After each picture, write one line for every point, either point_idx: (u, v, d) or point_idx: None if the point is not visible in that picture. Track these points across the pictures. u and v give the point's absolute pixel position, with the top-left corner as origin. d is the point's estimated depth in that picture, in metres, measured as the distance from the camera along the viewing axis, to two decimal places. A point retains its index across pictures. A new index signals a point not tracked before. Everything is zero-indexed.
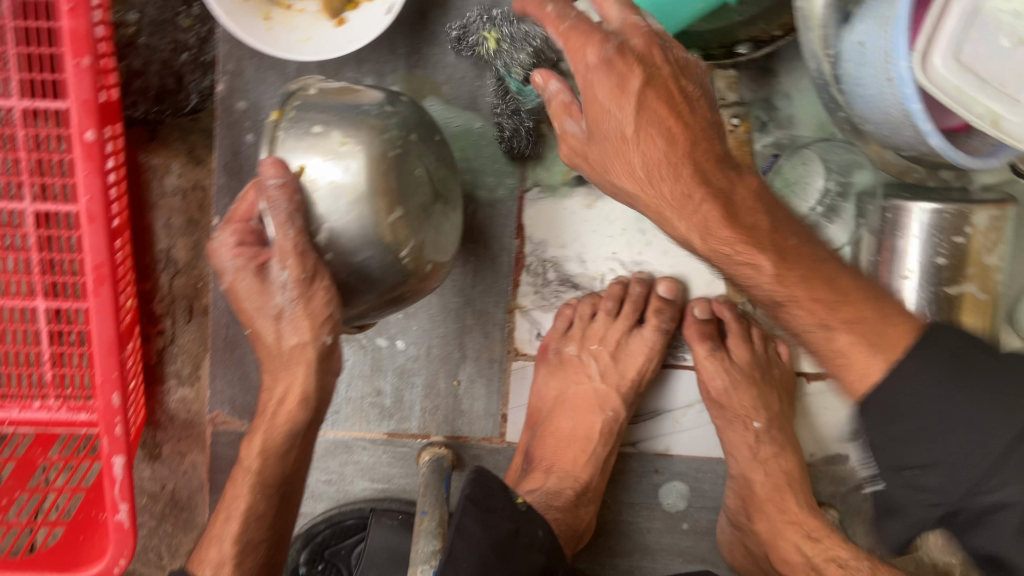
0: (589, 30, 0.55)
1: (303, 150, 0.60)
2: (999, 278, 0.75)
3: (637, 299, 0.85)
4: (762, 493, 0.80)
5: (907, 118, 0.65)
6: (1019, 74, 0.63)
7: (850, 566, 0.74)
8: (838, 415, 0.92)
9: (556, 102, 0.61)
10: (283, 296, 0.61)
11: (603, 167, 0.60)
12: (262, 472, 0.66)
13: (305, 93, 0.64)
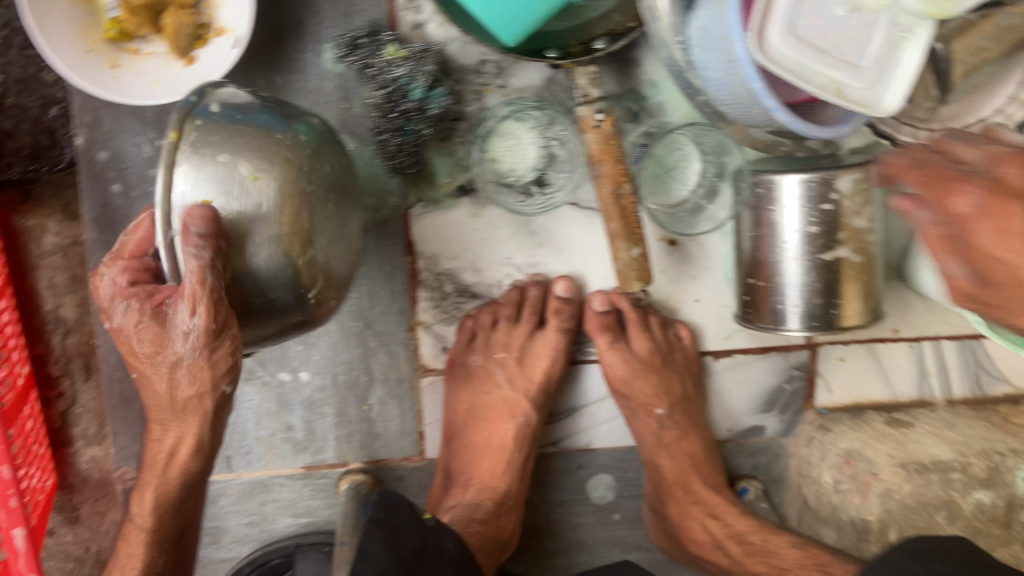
0: (954, 176, 0.52)
1: (207, 177, 0.57)
2: (871, 238, 0.78)
3: (534, 301, 0.86)
4: (670, 477, 0.87)
5: (752, 97, 0.66)
6: (855, 40, 0.66)
7: (748, 542, 0.81)
8: (748, 388, 0.94)
9: (935, 239, 0.53)
10: (184, 346, 0.61)
11: (1007, 314, 0.51)
12: (156, 528, 0.70)
13: (209, 110, 0.61)
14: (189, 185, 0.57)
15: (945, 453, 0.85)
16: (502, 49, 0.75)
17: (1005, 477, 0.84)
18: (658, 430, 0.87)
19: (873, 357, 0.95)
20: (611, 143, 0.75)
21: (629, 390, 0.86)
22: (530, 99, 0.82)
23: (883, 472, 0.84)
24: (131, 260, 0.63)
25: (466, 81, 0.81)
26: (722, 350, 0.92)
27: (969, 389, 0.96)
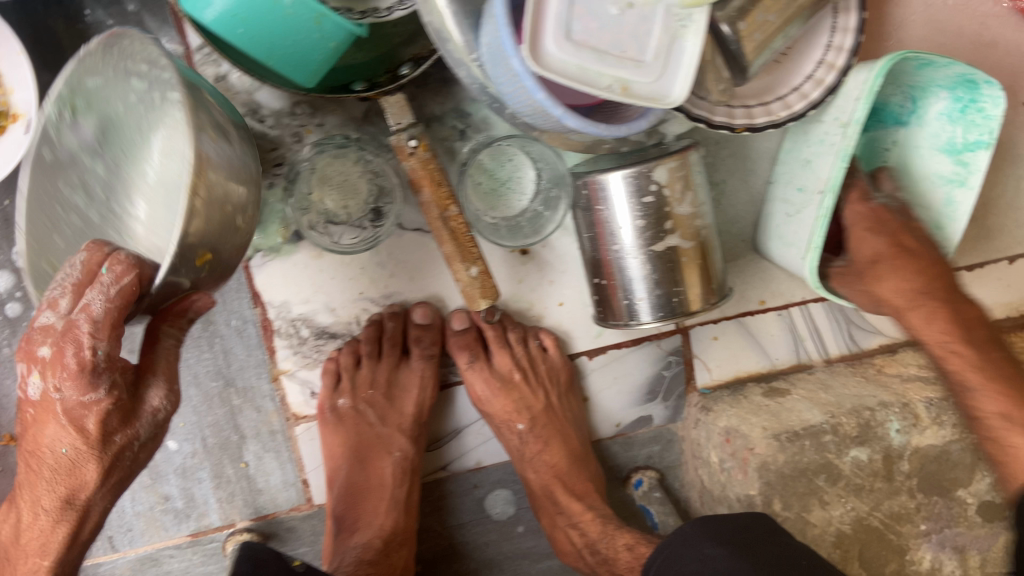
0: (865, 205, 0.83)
1: (211, 227, 0.57)
2: (701, 222, 0.79)
3: (392, 334, 0.85)
4: (536, 491, 0.89)
5: (539, 107, 0.65)
6: (634, 36, 0.66)
7: (638, 548, 0.81)
8: (627, 381, 0.95)
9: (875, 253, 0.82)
10: (146, 423, 0.66)
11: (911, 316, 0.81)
12: None
13: (201, 130, 0.55)
14: (199, 236, 0.56)
15: (817, 416, 0.86)
16: (307, 88, 0.74)
17: (878, 432, 0.85)
18: (521, 448, 0.89)
19: (745, 331, 0.96)
20: (432, 168, 0.75)
21: (488, 409, 0.88)
22: (337, 139, 0.80)
23: (757, 445, 0.84)
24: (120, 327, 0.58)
25: (282, 126, 0.80)
26: (595, 349, 0.94)
27: (844, 346, 0.98)
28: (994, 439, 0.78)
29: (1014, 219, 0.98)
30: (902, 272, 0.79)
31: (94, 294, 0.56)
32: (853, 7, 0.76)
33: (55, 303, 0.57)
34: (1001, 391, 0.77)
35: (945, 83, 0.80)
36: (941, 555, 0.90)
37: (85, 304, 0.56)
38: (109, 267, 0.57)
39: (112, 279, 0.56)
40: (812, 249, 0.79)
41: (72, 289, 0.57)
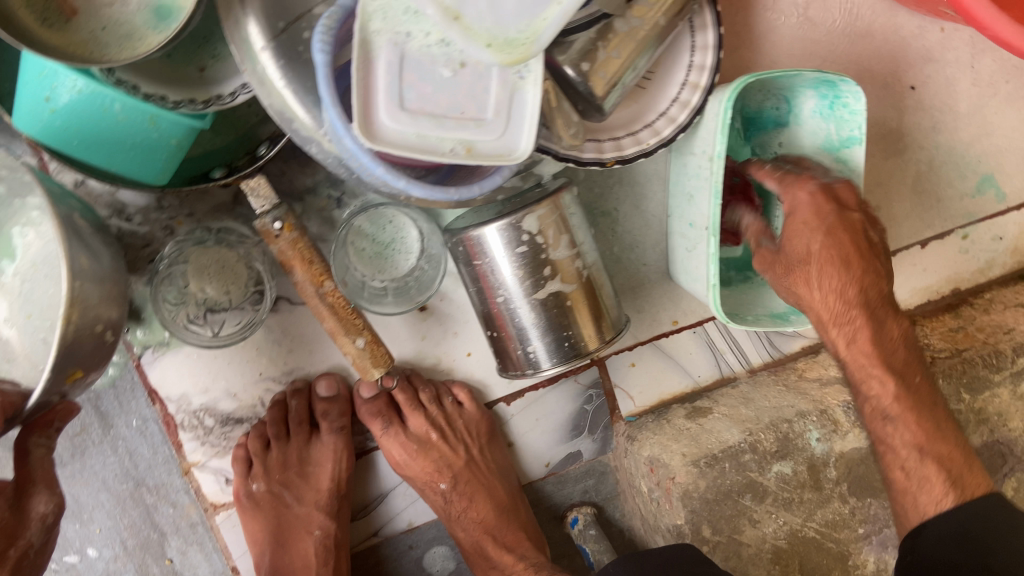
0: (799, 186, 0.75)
1: (85, 348, 0.58)
2: (582, 262, 0.78)
3: (296, 412, 0.84)
4: (467, 548, 0.89)
5: (381, 181, 0.65)
6: (472, 94, 0.65)
7: None
8: (551, 421, 0.93)
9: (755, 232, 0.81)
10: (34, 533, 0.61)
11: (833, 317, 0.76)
12: None
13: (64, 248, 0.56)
14: (76, 358, 0.57)
15: (735, 436, 0.85)
16: (167, 185, 0.74)
17: (798, 443, 0.85)
18: (448, 507, 0.89)
19: (661, 354, 0.95)
20: (302, 247, 0.74)
21: (409, 473, 0.88)
22: (200, 234, 0.78)
23: (677, 473, 0.83)
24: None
25: (151, 221, 0.79)
26: (511, 393, 0.93)
27: (765, 354, 0.97)
28: (903, 474, 0.78)
29: (919, 204, 0.97)
30: (832, 280, 0.74)
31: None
32: (709, 22, 0.77)
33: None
34: (916, 425, 0.77)
35: (807, 83, 0.80)
36: (884, 555, 0.89)
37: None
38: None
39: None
40: (713, 284, 0.78)
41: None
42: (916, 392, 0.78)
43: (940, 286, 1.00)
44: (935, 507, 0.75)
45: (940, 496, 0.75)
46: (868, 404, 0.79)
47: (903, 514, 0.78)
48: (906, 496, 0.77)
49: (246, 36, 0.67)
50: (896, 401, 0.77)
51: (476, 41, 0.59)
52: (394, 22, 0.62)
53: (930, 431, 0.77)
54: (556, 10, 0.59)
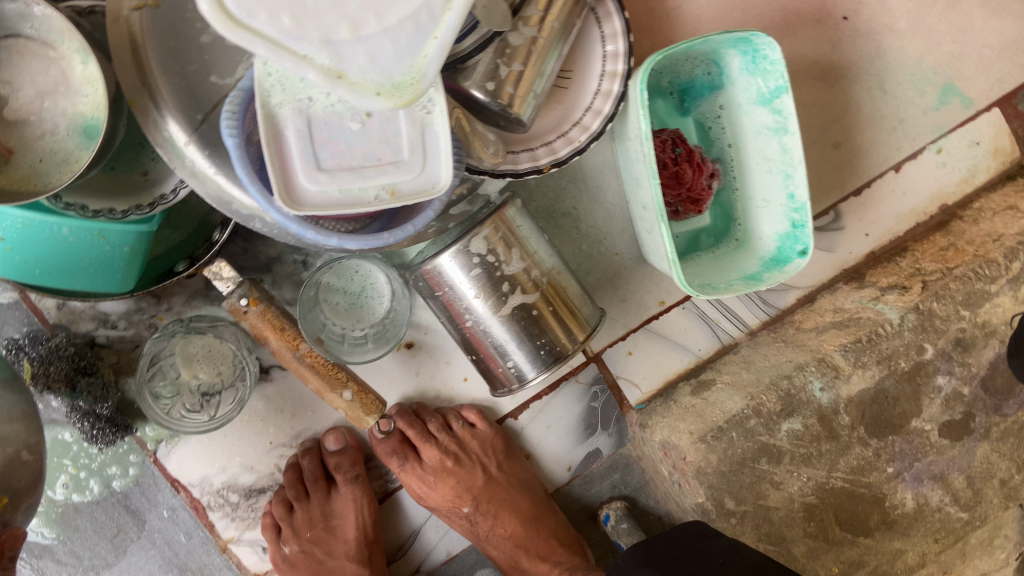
0: None
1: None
2: (540, 269, 0.79)
3: (309, 470, 0.87)
4: (503, 563, 0.91)
5: (313, 240, 0.68)
6: (385, 138, 0.67)
7: None
8: (562, 425, 0.94)
9: None
10: None
11: None
12: None
13: None
14: None
15: (737, 404, 0.84)
16: (135, 290, 0.77)
17: (802, 398, 0.83)
18: (474, 528, 0.90)
19: (655, 336, 0.95)
20: (271, 317, 0.77)
21: (431, 503, 0.89)
22: (175, 328, 0.79)
23: (687, 453, 0.83)
24: None
25: (136, 324, 0.83)
26: (517, 407, 0.94)
27: (761, 313, 0.96)
28: None
29: (883, 129, 0.94)
30: None
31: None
32: (612, 11, 0.78)
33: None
34: None
35: (722, 45, 0.80)
36: (921, 489, 0.87)
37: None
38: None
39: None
40: (673, 261, 0.78)
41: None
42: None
43: (926, 206, 0.97)
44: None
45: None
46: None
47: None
48: None
49: (168, 136, 0.70)
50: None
51: (363, 93, 0.55)
52: (293, 91, 0.65)
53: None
54: (435, 45, 0.56)
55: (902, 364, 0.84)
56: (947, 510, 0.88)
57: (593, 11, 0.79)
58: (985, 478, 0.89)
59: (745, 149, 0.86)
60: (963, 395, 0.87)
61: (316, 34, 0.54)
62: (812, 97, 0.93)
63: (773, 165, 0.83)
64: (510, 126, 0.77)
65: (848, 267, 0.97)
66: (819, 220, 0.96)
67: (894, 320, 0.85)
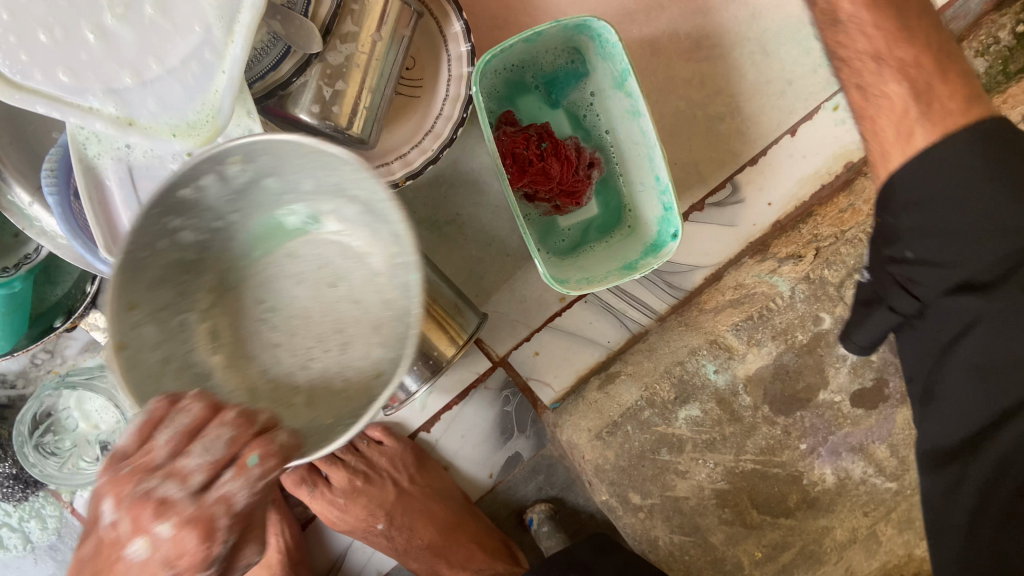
0: None
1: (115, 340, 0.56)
2: None
3: None
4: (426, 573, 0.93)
5: None
6: None
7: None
8: (475, 434, 0.93)
9: None
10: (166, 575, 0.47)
11: None
12: None
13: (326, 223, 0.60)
14: None
15: (632, 396, 0.83)
16: (15, 348, 0.78)
17: (697, 382, 0.83)
18: (393, 543, 0.92)
19: (561, 333, 0.91)
20: None
21: (345, 525, 0.91)
22: (50, 387, 0.81)
23: (585, 451, 0.83)
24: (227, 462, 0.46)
25: (33, 381, 0.85)
26: (428, 420, 0.93)
27: (669, 298, 0.93)
28: None
29: (771, 94, 0.89)
30: None
31: (237, 484, 0.46)
32: (451, 13, 0.76)
33: (187, 476, 0.46)
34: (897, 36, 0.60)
35: (565, 32, 0.77)
36: (840, 463, 0.84)
37: (222, 492, 0.46)
38: (257, 454, 0.46)
39: (261, 473, 0.46)
40: (534, 250, 0.75)
41: (135, 437, 0.47)
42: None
43: (829, 165, 0.91)
44: (902, 156, 0.60)
45: (902, 146, 0.60)
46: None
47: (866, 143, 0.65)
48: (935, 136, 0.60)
49: (12, 200, 0.72)
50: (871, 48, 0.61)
51: (160, 135, 0.60)
52: (108, 142, 0.64)
53: (896, 28, 0.60)
54: (223, 79, 0.59)
55: (799, 338, 0.83)
56: (872, 482, 0.85)
57: (431, 14, 0.77)
58: (910, 445, 0.85)
59: (620, 135, 0.84)
60: (872, 361, 0.84)
61: (97, 84, 0.58)
62: (688, 69, 0.89)
63: (640, 148, 0.80)
64: (355, 146, 0.77)
65: (754, 240, 0.93)
66: (716, 195, 0.92)
67: (787, 293, 0.82)
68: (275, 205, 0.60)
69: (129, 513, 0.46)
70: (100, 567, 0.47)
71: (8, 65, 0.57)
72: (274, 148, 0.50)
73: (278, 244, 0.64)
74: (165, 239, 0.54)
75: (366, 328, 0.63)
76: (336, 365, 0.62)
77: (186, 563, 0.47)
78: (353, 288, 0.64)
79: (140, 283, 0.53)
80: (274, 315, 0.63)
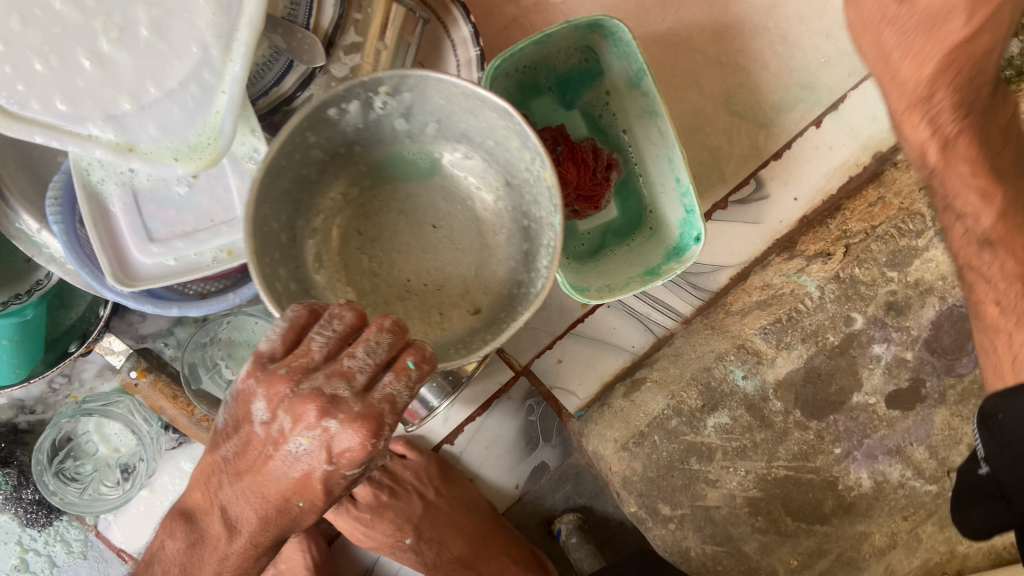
0: None
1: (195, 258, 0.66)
2: None
3: None
4: None
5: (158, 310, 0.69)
6: (215, 200, 0.66)
7: None
8: (500, 445, 0.91)
9: None
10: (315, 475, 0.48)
11: None
12: None
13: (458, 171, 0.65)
14: None
15: (660, 404, 0.82)
16: (31, 374, 0.77)
17: (725, 389, 0.82)
18: (422, 558, 0.91)
19: (585, 339, 0.89)
20: (162, 386, 0.79)
21: (373, 542, 0.90)
22: (67, 414, 0.79)
23: (612, 463, 0.82)
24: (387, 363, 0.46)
25: (53, 405, 0.84)
26: (451, 432, 0.91)
27: (692, 299, 0.89)
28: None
29: (795, 85, 0.85)
30: None
31: (398, 386, 0.46)
32: (458, 17, 0.73)
33: (352, 375, 0.45)
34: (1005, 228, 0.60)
35: (575, 33, 0.75)
36: (877, 467, 0.83)
37: (387, 393, 0.46)
38: (414, 359, 0.46)
39: (418, 377, 0.46)
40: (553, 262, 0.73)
41: (283, 340, 0.47)
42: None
43: (858, 156, 0.86)
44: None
45: None
46: (960, 225, 0.64)
47: (993, 353, 0.63)
48: None
49: (21, 227, 0.70)
50: (1008, 271, 0.60)
51: (161, 160, 0.59)
52: (112, 166, 0.63)
53: None
54: (223, 99, 0.58)
55: (830, 339, 0.82)
56: (912, 485, 0.83)
57: (438, 19, 0.75)
58: (949, 447, 0.83)
59: (638, 134, 0.80)
60: (907, 361, 0.83)
61: (96, 110, 0.56)
62: (708, 62, 0.85)
63: (658, 149, 0.78)
64: None
65: (781, 237, 0.87)
66: (740, 191, 0.87)
67: (815, 293, 0.82)
68: (397, 142, 0.62)
69: (287, 411, 0.46)
70: (253, 460, 0.50)
71: (6, 96, 0.54)
72: (424, 88, 0.54)
73: (397, 173, 0.65)
74: (298, 153, 0.56)
75: (466, 267, 0.65)
76: (431, 297, 0.64)
77: (345, 462, 0.46)
78: (452, 228, 0.66)
79: (270, 194, 0.54)
80: (372, 246, 0.65)
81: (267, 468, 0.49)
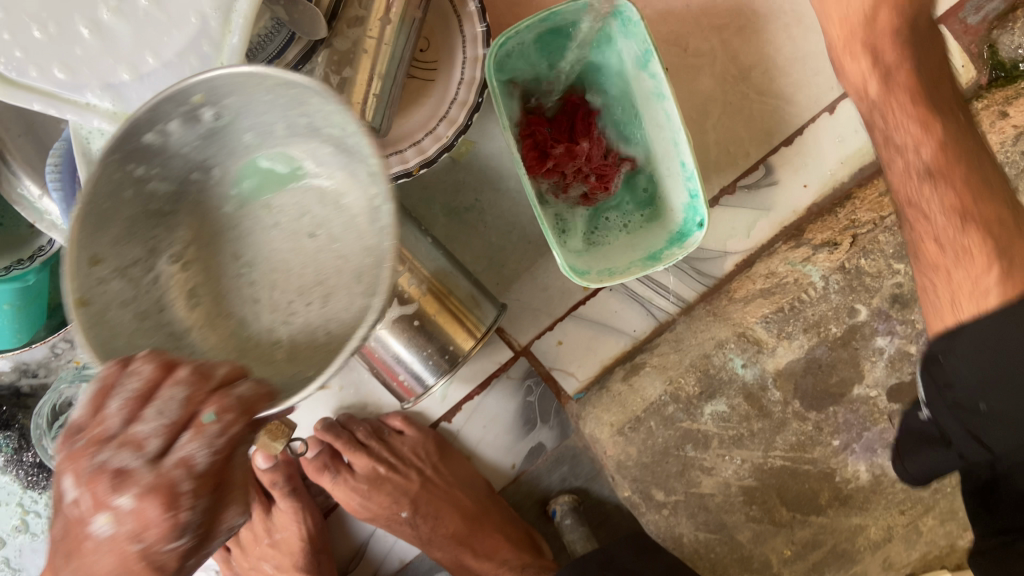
0: None
1: None
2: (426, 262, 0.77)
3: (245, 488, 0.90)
4: (449, 563, 0.91)
5: None
6: None
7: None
8: (498, 423, 0.90)
9: None
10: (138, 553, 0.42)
11: None
12: None
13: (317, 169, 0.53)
14: None
15: (657, 390, 0.82)
16: (33, 339, 0.78)
17: (723, 376, 0.82)
18: (417, 532, 0.91)
19: (586, 322, 0.88)
20: None
21: (369, 513, 0.90)
22: (66, 379, 0.81)
23: (608, 447, 0.83)
24: (183, 424, 0.40)
25: (55, 369, 0.85)
26: (448, 410, 0.91)
27: (697, 285, 0.87)
28: None
29: (810, 70, 0.83)
30: None
31: (197, 445, 0.40)
32: None
33: (142, 442, 0.40)
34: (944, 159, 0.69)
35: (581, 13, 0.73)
36: (876, 460, 0.84)
37: (182, 456, 0.40)
38: (214, 411, 0.40)
39: (221, 429, 0.40)
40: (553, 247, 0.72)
41: (86, 406, 0.41)
42: (962, 151, 0.69)
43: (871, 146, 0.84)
44: (975, 308, 0.63)
45: (976, 296, 0.63)
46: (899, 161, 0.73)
47: (933, 293, 0.69)
48: (977, 249, 0.65)
49: (22, 192, 0.70)
50: (946, 208, 0.67)
51: None
52: None
53: (974, 193, 0.67)
54: None
55: (832, 331, 0.82)
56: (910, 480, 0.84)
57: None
58: None
59: (644, 116, 0.78)
60: (910, 355, 0.83)
61: (94, 79, 0.54)
62: (723, 42, 0.83)
63: (663, 133, 0.76)
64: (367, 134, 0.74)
65: (789, 225, 0.86)
66: (749, 176, 0.85)
67: (820, 283, 0.81)
68: (234, 146, 0.50)
69: (86, 488, 0.40)
70: (70, 542, 0.43)
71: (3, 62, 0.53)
72: (242, 88, 0.44)
73: (264, 185, 0.54)
74: (128, 188, 0.47)
75: (349, 276, 0.52)
76: (320, 319, 0.51)
77: (155, 535, 0.41)
78: (333, 235, 0.53)
79: (105, 235, 0.46)
80: (251, 270, 0.53)
81: (82, 552, 0.42)
